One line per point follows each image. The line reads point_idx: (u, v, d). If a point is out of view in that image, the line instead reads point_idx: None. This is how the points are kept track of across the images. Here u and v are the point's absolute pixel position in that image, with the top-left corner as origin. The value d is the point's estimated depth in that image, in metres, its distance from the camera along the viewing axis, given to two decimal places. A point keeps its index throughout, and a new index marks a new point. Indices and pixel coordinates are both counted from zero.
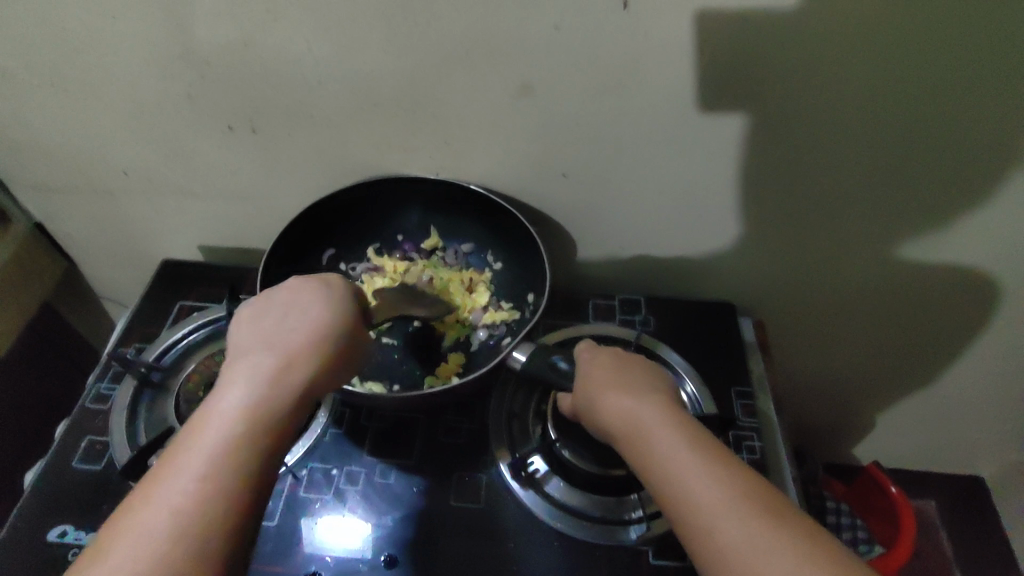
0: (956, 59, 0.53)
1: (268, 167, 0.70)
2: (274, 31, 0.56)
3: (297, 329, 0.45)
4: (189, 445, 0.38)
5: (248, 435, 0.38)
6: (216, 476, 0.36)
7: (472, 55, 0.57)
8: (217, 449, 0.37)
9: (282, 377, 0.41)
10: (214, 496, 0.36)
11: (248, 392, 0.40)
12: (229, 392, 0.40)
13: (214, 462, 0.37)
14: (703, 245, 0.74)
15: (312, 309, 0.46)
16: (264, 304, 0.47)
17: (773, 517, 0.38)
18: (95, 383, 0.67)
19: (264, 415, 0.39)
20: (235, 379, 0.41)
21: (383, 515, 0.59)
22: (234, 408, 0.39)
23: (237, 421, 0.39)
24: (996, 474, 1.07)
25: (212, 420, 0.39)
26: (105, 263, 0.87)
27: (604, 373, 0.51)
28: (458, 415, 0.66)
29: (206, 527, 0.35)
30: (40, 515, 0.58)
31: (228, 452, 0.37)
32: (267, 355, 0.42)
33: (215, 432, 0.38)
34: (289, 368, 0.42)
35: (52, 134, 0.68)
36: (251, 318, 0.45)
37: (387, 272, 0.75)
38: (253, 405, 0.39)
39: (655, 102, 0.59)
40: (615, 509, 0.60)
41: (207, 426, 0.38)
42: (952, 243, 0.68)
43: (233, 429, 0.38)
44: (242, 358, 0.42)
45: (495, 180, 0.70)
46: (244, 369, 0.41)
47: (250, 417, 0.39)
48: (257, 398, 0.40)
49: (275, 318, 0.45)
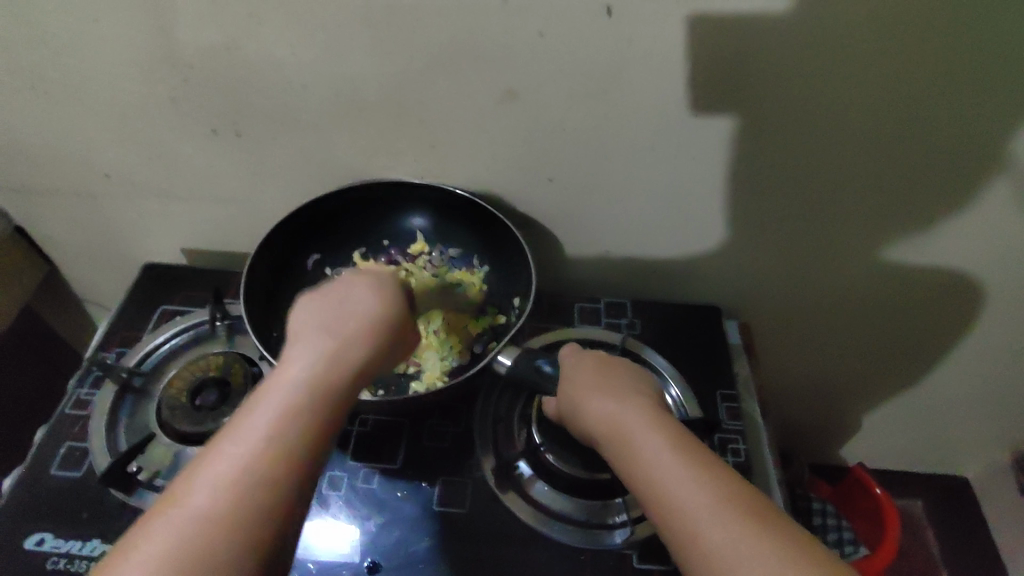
0: (938, 65, 0.53)
1: (252, 170, 0.70)
2: (257, 34, 0.56)
3: (356, 310, 0.45)
4: (247, 419, 0.37)
5: (304, 413, 0.38)
6: (280, 442, 0.36)
7: (456, 59, 0.57)
8: (279, 417, 0.37)
9: (342, 352, 0.41)
10: (273, 463, 0.35)
11: (311, 367, 0.40)
12: (290, 367, 0.40)
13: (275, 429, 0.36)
14: (689, 249, 0.74)
15: (371, 292, 0.47)
16: (326, 288, 0.46)
17: (756, 520, 0.38)
18: (75, 388, 0.66)
19: (328, 387, 0.39)
20: (295, 354, 0.41)
21: (367, 520, 0.58)
22: (296, 380, 0.39)
23: (302, 395, 0.38)
24: (980, 477, 1.08)
25: (273, 392, 0.38)
26: (86, 267, 0.86)
27: (588, 377, 0.51)
28: (441, 420, 0.66)
29: (265, 503, 0.34)
30: (17, 523, 0.58)
31: (291, 421, 0.37)
32: (326, 334, 0.42)
33: (278, 405, 0.37)
34: (349, 345, 0.42)
35: (33, 137, 0.68)
36: (312, 302, 0.45)
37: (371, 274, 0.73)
38: (315, 382, 0.39)
39: (639, 108, 0.59)
40: (599, 513, 0.60)
41: (267, 400, 0.38)
42: (935, 246, 0.69)
43: (296, 395, 0.38)
44: (301, 336, 0.42)
45: (481, 184, 0.69)
46: (306, 345, 0.41)
47: (313, 390, 0.39)
48: (320, 373, 0.40)
49: (333, 301, 0.45)
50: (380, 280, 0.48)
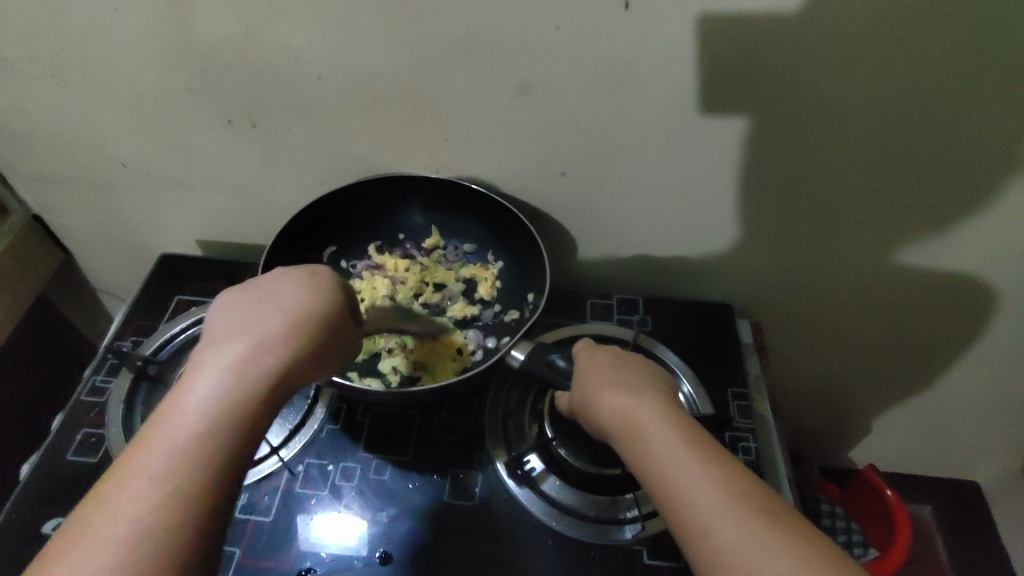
0: (958, 66, 0.53)
1: (267, 161, 0.70)
2: (275, 26, 0.57)
3: (281, 308, 0.41)
4: (152, 443, 0.35)
5: (218, 432, 0.35)
6: (192, 462, 0.34)
7: (472, 53, 0.57)
8: (189, 435, 0.35)
9: (257, 362, 0.38)
10: (182, 484, 0.34)
11: (218, 383, 0.36)
12: (201, 374, 0.37)
13: (185, 449, 0.34)
14: (701, 247, 0.74)
15: (295, 291, 0.42)
16: (244, 289, 0.42)
17: (768, 517, 0.38)
18: (91, 376, 0.67)
19: (236, 405, 0.36)
20: (206, 362, 0.37)
21: (378, 512, 0.59)
22: (202, 395, 0.36)
23: (208, 416, 0.35)
24: (992, 482, 1.07)
25: (176, 411, 0.35)
26: (102, 256, 0.87)
27: (602, 371, 0.51)
28: (453, 413, 0.66)
29: (170, 531, 0.33)
30: (33, 507, 0.58)
31: (201, 439, 0.35)
32: (241, 338, 0.39)
33: (183, 427, 0.35)
34: (264, 356, 0.38)
35: (52, 126, 0.68)
36: (228, 306, 0.41)
37: (388, 269, 0.75)
38: (221, 398, 0.36)
39: (654, 104, 0.59)
40: (610, 509, 0.60)
41: (174, 416, 0.35)
42: (952, 249, 0.68)
43: (208, 411, 0.35)
44: (213, 343, 0.39)
45: (495, 179, 0.70)
46: (213, 356, 0.38)
47: (220, 406, 0.36)
48: (228, 388, 0.36)
49: (254, 299, 0.41)
50: (314, 273, 0.44)
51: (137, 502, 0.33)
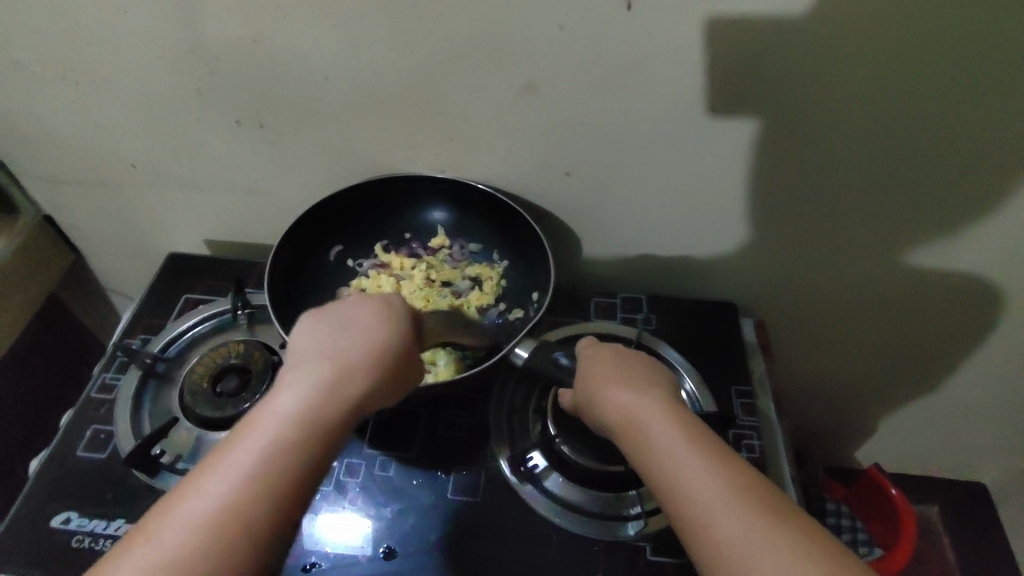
0: (961, 64, 0.53)
1: (274, 162, 0.71)
2: (282, 28, 0.57)
3: (362, 336, 0.42)
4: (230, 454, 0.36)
5: (295, 454, 0.36)
6: (268, 481, 0.35)
7: (477, 53, 0.58)
8: (267, 453, 0.36)
9: (339, 387, 0.39)
10: (257, 500, 0.35)
11: (304, 397, 0.38)
12: (283, 395, 0.38)
13: (263, 467, 0.35)
14: (705, 246, 0.74)
15: (377, 318, 0.44)
16: (330, 312, 0.43)
17: (769, 513, 0.38)
18: (101, 373, 0.68)
19: (320, 423, 0.37)
20: (290, 382, 0.38)
21: (383, 508, 0.59)
22: (287, 410, 0.37)
23: (293, 426, 0.37)
24: (999, 483, 1.06)
25: (262, 422, 0.37)
26: (111, 256, 0.88)
27: (605, 368, 0.52)
28: (458, 410, 0.67)
29: (247, 536, 0.34)
30: (44, 502, 0.59)
31: (279, 458, 0.36)
32: (324, 361, 0.40)
33: (262, 443, 0.36)
34: (346, 377, 0.40)
35: (63, 127, 0.69)
36: (317, 325, 0.42)
37: (393, 267, 0.76)
38: (306, 417, 0.37)
39: (658, 104, 0.60)
40: (614, 505, 0.60)
41: (254, 431, 0.36)
42: (956, 248, 0.68)
43: (288, 431, 0.37)
44: (296, 363, 0.40)
45: (500, 178, 0.70)
46: (301, 374, 0.39)
47: (303, 423, 0.37)
48: (315, 402, 0.38)
49: (336, 323, 0.42)
50: (389, 306, 0.46)
51: (210, 513, 0.34)
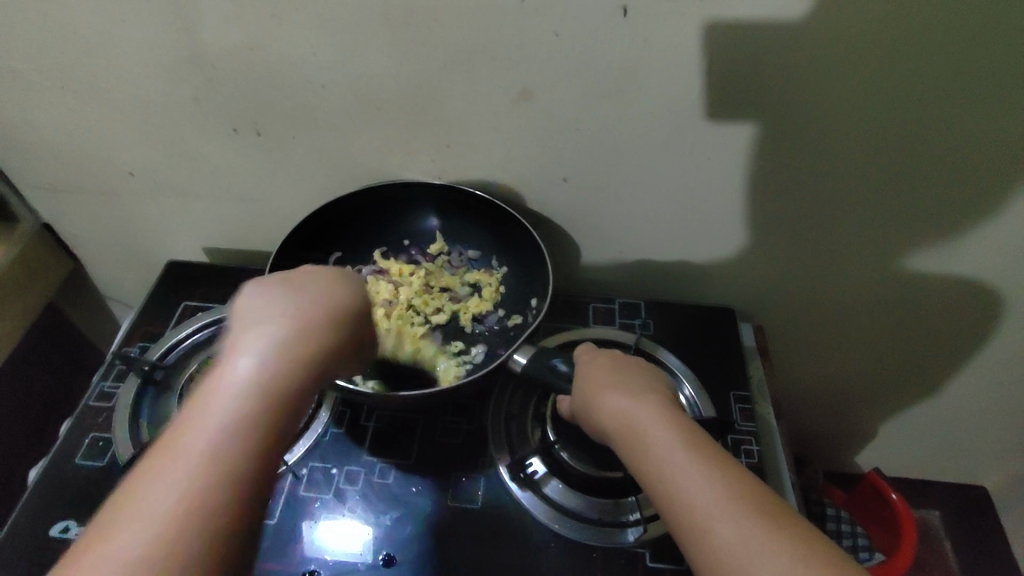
0: (956, 67, 0.53)
1: (271, 169, 0.71)
2: (279, 36, 0.57)
3: (307, 299, 0.42)
4: (197, 417, 0.35)
5: (264, 409, 0.36)
6: (244, 436, 0.35)
7: (473, 60, 0.58)
8: (237, 411, 0.35)
9: (293, 346, 0.39)
10: (237, 454, 0.34)
11: (260, 357, 0.38)
12: (240, 357, 0.37)
13: (235, 423, 0.35)
14: (702, 251, 0.74)
15: (319, 285, 0.44)
16: (273, 280, 0.44)
17: (767, 517, 0.38)
18: (99, 381, 0.68)
19: (280, 380, 0.37)
20: (245, 345, 0.38)
21: (382, 515, 0.59)
22: (246, 374, 0.37)
23: (255, 384, 0.36)
24: (1000, 487, 1.06)
25: (224, 385, 0.36)
26: (110, 264, 0.88)
27: (602, 374, 0.52)
28: (456, 417, 0.67)
29: (233, 490, 0.33)
30: (43, 510, 0.59)
31: (251, 415, 0.35)
32: (274, 323, 0.40)
33: (229, 403, 0.35)
34: (300, 336, 0.40)
35: (61, 136, 0.70)
36: (258, 293, 0.42)
37: (393, 273, 0.75)
38: (262, 380, 0.37)
39: (653, 109, 0.60)
40: (613, 511, 0.60)
41: (217, 393, 0.36)
42: (952, 252, 0.68)
43: (252, 390, 0.36)
44: (246, 328, 0.39)
45: (497, 184, 0.70)
46: (250, 339, 0.38)
47: (264, 386, 0.37)
48: (271, 362, 0.38)
49: (282, 290, 0.43)
50: (328, 275, 0.46)
51: (187, 474, 0.33)
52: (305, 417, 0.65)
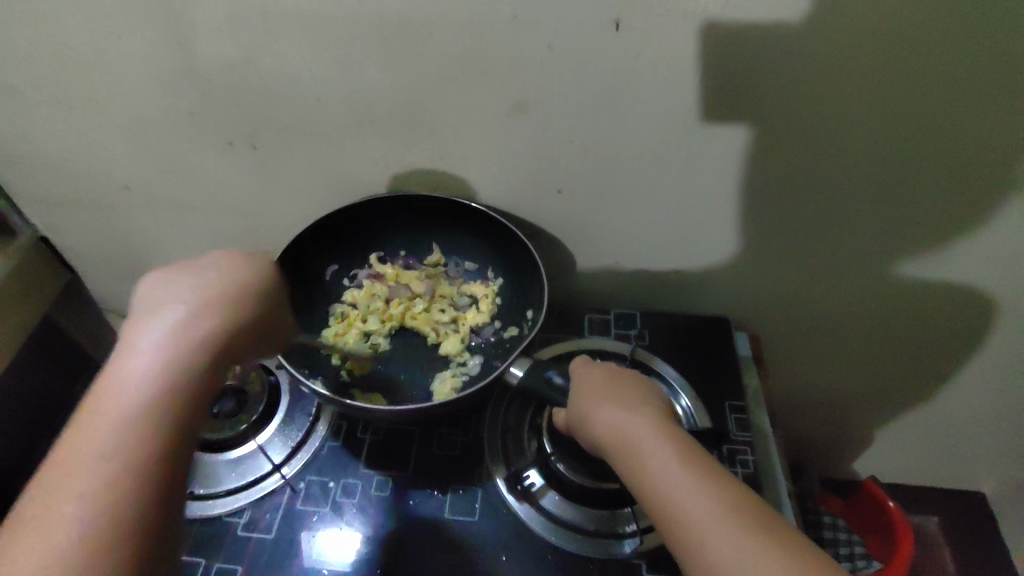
0: (945, 77, 0.53)
1: (267, 182, 0.71)
2: (274, 51, 0.58)
3: (208, 283, 0.41)
4: (98, 419, 0.35)
5: (161, 407, 0.36)
6: (144, 435, 0.35)
7: (468, 73, 0.58)
8: (133, 412, 0.35)
9: (191, 337, 0.38)
10: (135, 454, 0.35)
11: (155, 353, 0.37)
12: (134, 355, 0.37)
13: (133, 422, 0.35)
14: (696, 261, 0.75)
15: (223, 263, 0.43)
16: (173, 265, 0.43)
17: (762, 531, 0.38)
18: None
19: (178, 374, 0.37)
20: (140, 341, 0.38)
21: (379, 528, 0.59)
22: (141, 372, 0.36)
23: (148, 382, 0.36)
24: (997, 493, 1.06)
25: (119, 384, 0.36)
26: (107, 276, 0.88)
27: (597, 388, 0.52)
28: (452, 429, 0.67)
29: (139, 489, 0.34)
30: None
31: (147, 413, 0.36)
32: (171, 314, 0.39)
33: (125, 402, 0.36)
34: (200, 325, 0.39)
35: (57, 149, 0.70)
36: (153, 282, 0.41)
37: (388, 277, 0.76)
38: (161, 378, 0.37)
39: (647, 121, 0.60)
40: (609, 523, 0.60)
41: (115, 393, 0.36)
42: (944, 259, 0.69)
43: (145, 388, 0.36)
44: (141, 321, 0.39)
45: (492, 196, 0.71)
46: (145, 332, 0.38)
47: (160, 383, 0.37)
48: (167, 357, 0.37)
49: (182, 275, 0.41)
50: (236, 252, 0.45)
51: (92, 476, 0.34)
52: (303, 430, 0.66)
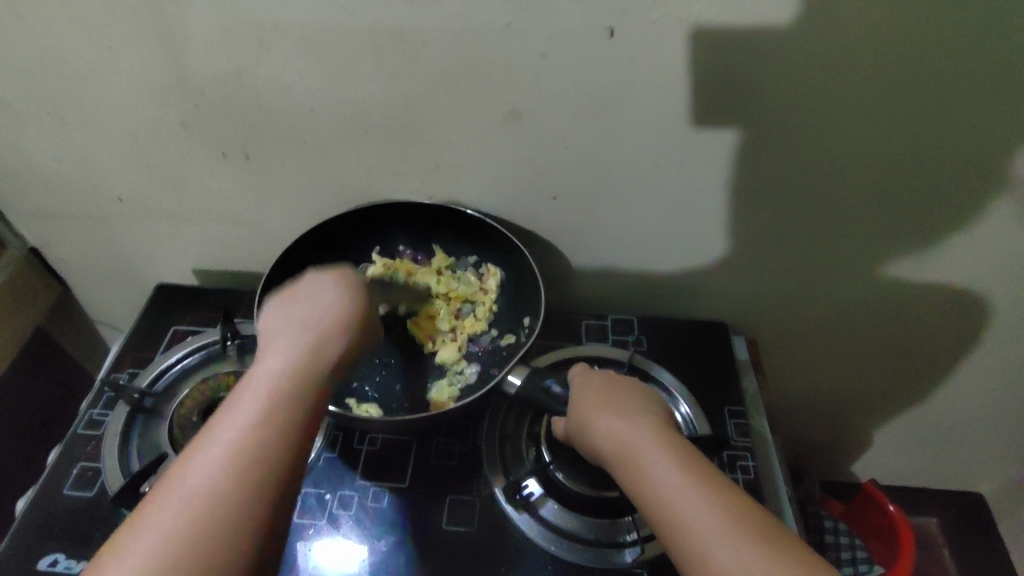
0: (938, 79, 0.54)
1: (261, 192, 0.71)
2: (267, 61, 0.58)
3: (328, 306, 0.47)
4: (233, 410, 0.39)
5: (293, 400, 0.40)
6: (277, 423, 0.38)
7: (462, 82, 0.58)
8: (267, 403, 0.39)
9: (319, 347, 0.44)
10: (269, 437, 0.38)
11: (287, 359, 0.42)
12: (269, 360, 0.42)
13: (266, 412, 0.39)
14: (693, 266, 0.75)
15: (337, 290, 0.49)
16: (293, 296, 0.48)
17: (766, 543, 0.38)
18: (88, 409, 0.67)
19: (309, 375, 0.41)
20: (274, 351, 0.43)
21: (377, 540, 0.58)
22: (275, 372, 0.41)
23: (282, 381, 0.40)
24: (995, 493, 1.06)
25: (254, 382, 0.40)
26: (99, 288, 0.88)
27: (598, 396, 0.51)
28: (450, 438, 0.66)
29: (268, 472, 0.37)
30: (32, 543, 0.58)
31: (279, 404, 0.39)
32: (299, 331, 0.44)
33: (259, 395, 0.39)
34: (323, 341, 0.44)
35: (48, 163, 0.69)
36: (281, 308, 0.47)
37: (401, 271, 0.74)
38: (290, 377, 0.41)
39: (642, 127, 0.60)
40: (609, 532, 0.60)
41: (250, 389, 0.40)
42: (941, 260, 0.69)
43: (280, 384, 0.40)
44: (273, 337, 0.44)
45: (487, 203, 0.70)
46: (278, 345, 0.43)
47: (291, 381, 0.41)
48: (298, 362, 0.42)
49: (302, 302, 0.47)
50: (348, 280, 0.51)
51: (225, 458, 0.37)
52: None
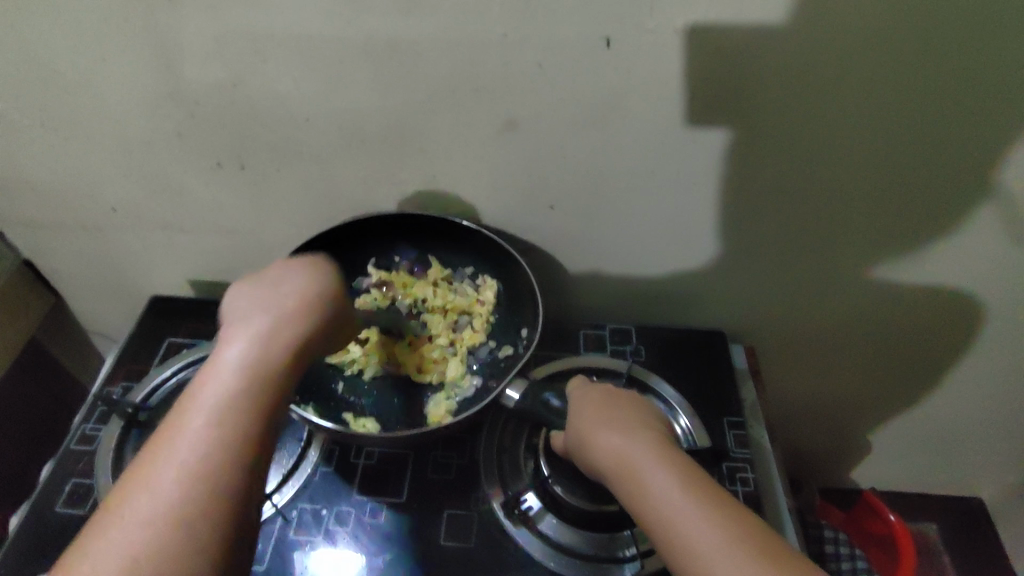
0: (937, 88, 0.53)
1: (256, 202, 0.70)
2: (262, 71, 0.57)
3: (290, 292, 0.46)
4: (191, 407, 0.39)
5: (250, 393, 0.40)
6: (232, 420, 0.38)
7: (458, 91, 0.58)
8: (226, 399, 0.39)
9: (277, 334, 0.43)
10: (227, 435, 0.38)
11: (245, 349, 0.41)
12: (227, 350, 0.41)
13: (225, 408, 0.39)
14: (691, 275, 0.74)
15: (300, 276, 0.49)
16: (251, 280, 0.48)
17: (770, 561, 0.37)
18: (81, 423, 0.67)
19: (268, 367, 0.41)
20: (232, 340, 0.42)
21: (374, 556, 0.58)
22: (233, 364, 0.40)
23: (240, 373, 0.40)
24: (996, 498, 1.06)
25: (213, 375, 0.40)
26: (93, 298, 0.87)
27: (597, 412, 0.51)
28: (447, 452, 0.66)
29: (226, 471, 0.37)
30: (23, 561, 0.57)
31: (237, 399, 0.39)
32: (257, 318, 0.44)
33: (217, 390, 0.39)
34: (281, 328, 0.44)
35: (41, 173, 0.69)
36: (237, 295, 0.46)
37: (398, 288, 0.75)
38: (247, 369, 0.40)
39: (639, 137, 0.60)
40: (609, 546, 0.59)
41: (209, 383, 0.40)
42: (941, 268, 0.69)
43: (238, 378, 0.40)
44: (233, 325, 0.43)
45: (484, 213, 0.70)
46: (236, 333, 0.42)
47: (250, 373, 0.40)
48: (256, 352, 0.41)
49: (262, 288, 0.47)
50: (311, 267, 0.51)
51: (184, 458, 0.37)
52: (293, 456, 0.64)
